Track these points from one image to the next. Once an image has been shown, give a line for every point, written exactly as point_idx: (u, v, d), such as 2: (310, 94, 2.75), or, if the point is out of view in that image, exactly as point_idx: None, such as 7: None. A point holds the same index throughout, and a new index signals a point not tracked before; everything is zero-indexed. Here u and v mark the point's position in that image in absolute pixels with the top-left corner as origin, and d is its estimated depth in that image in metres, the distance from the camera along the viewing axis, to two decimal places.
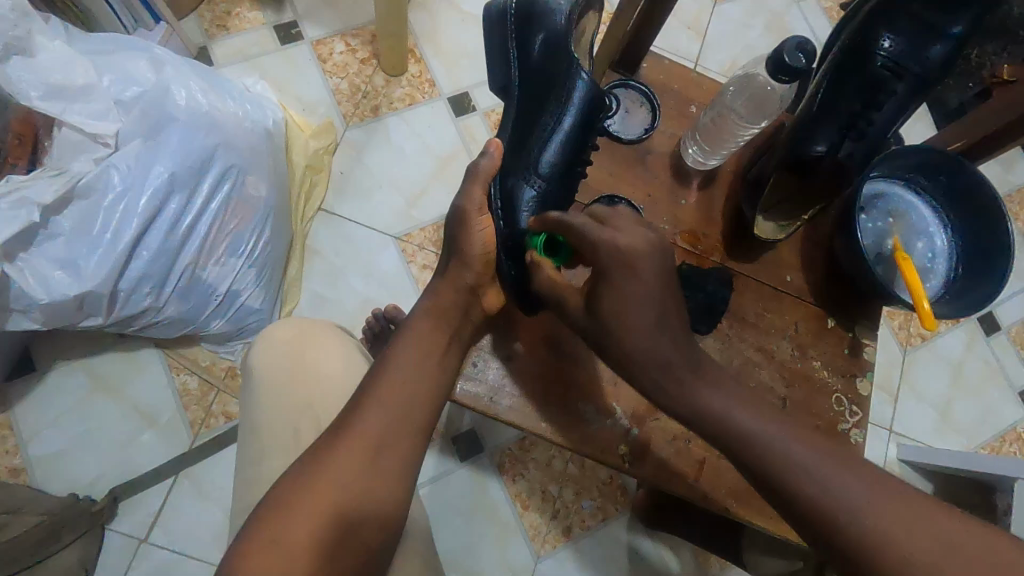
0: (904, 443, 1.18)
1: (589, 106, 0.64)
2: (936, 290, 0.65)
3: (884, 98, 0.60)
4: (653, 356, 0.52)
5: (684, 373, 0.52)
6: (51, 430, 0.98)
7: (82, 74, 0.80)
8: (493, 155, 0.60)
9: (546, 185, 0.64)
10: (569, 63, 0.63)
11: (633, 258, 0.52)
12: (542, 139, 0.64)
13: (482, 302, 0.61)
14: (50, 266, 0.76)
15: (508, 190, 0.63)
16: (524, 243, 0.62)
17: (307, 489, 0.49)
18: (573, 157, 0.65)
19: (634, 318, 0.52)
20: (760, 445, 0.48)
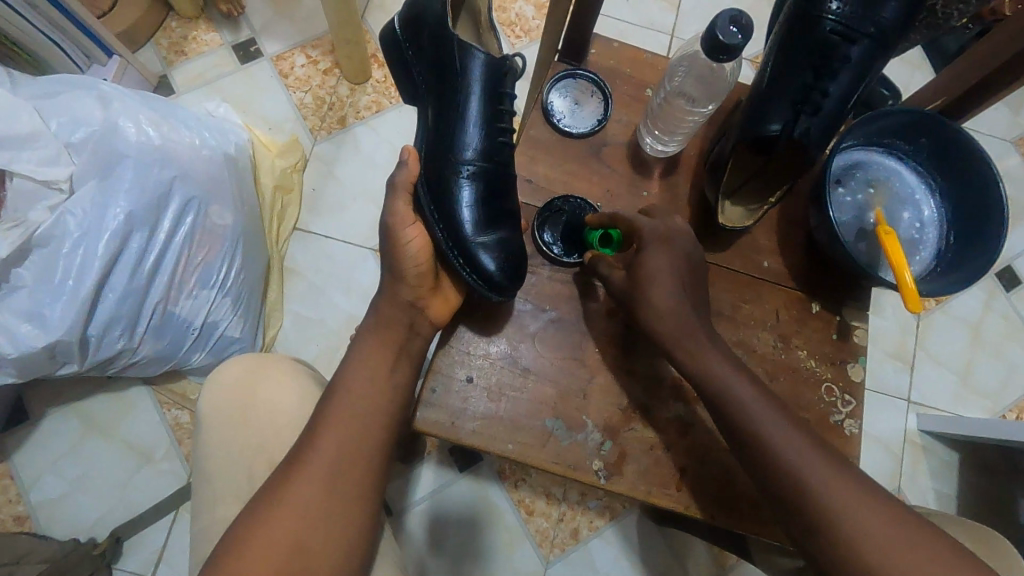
0: (923, 413, 1.12)
1: (487, 76, 0.60)
2: (927, 263, 0.60)
3: (836, 68, 0.49)
4: (678, 320, 0.53)
5: (703, 339, 0.53)
6: (50, 476, 0.99)
7: (27, 121, 0.78)
8: (407, 163, 0.59)
9: (478, 167, 0.60)
10: (455, 44, 0.60)
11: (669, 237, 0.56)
12: (457, 127, 0.60)
13: (427, 315, 0.58)
14: (16, 319, 0.76)
15: (438, 192, 0.59)
16: (470, 236, 0.58)
17: (256, 534, 0.47)
18: (497, 131, 0.61)
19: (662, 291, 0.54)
20: (759, 422, 0.50)
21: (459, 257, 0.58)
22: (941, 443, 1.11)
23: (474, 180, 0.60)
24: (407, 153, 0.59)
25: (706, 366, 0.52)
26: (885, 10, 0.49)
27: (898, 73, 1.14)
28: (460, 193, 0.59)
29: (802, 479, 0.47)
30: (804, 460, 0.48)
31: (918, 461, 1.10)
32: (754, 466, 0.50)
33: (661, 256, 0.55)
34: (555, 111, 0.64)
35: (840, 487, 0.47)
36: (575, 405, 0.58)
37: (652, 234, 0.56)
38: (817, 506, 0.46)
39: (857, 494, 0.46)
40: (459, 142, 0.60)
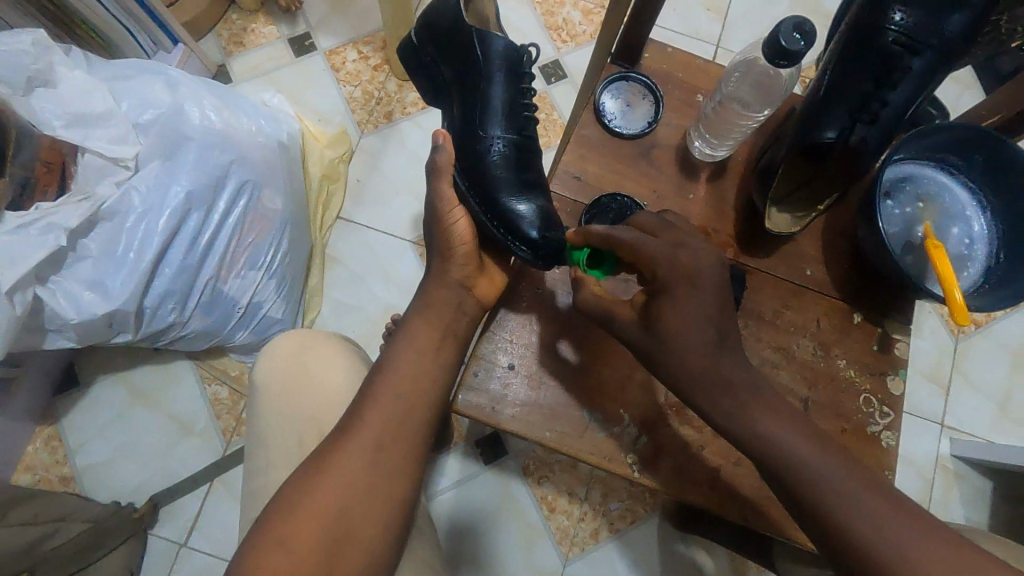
0: (957, 438, 1.09)
1: (507, 54, 0.63)
2: (975, 278, 0.60)
3: (897, 78, 0.50)
4: (707, 366, 0.50)
5: (736, 386, 0.51)
6: (95, 440, 1.03)
7: (101, 101, 0.83)
8: (442, 146, 0.61)
9: (509, 145, 0.63)
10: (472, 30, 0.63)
11: (691, 270, 0.51)
12: (481, 107, 0.64)
13: (476, 294, 0.61)
14: (80, 287, 0.80)
15: (472, 170, 0.62)
16: (510, 208, 0.61)
17: (307, 495, 0.50)
18: (520, 105, 0.65)
19: (689, 336, 0.50)
20: (802, 470, 0.47)
21: (502, 229, 0.61)
22: (976, 471, 1.09)
23: (505, 152, 0.63)
24: (440, 137, 0.61)
25: (739, 418, 0.50)
26: (948, 22, 0.49)
27: (949, 91, 1.13)
28: (492, 166, 0.62)
29: (853, 527, 0.44)
30: (856, 509, 0.45)
31: (950, 486, 1.08)
32: (803, 515, 0.47)
33: (679, 297, 0.51)
34: (606, 112, 0.66)
35: (903, 535, 0.43)
36: (613, 399, 0.60)
37: (671, 274, 0.51)
38: (880, 564, 0.43)
39: (924, 541, 0.43)
40: (487, 120, 0.63)
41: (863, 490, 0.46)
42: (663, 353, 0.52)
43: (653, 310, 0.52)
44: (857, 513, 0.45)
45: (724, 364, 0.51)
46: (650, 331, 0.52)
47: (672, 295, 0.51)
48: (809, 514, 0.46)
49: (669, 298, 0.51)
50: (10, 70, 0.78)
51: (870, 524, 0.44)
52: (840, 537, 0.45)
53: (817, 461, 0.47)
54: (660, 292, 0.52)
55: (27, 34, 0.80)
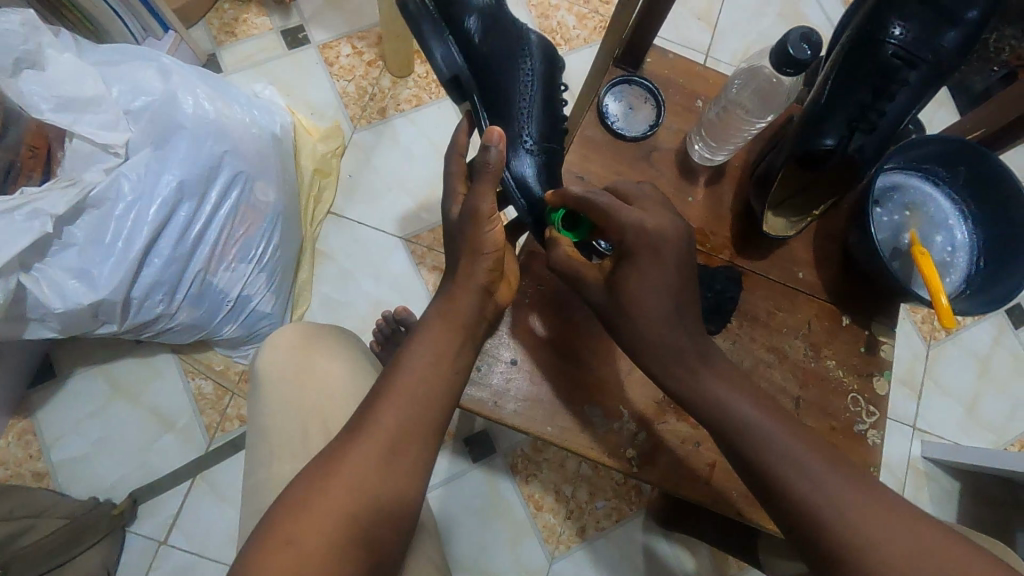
0: (928, 440, 1.14)
1: (542, 62, 0.71)
2: (957, 284, 0.63)
3: (896, 89, 0.52)
4: (664, 338, 0.53)
5: (692, 359, 0.53)
6: (71, 435, 1.00)
7: (91, 86, 0.81)
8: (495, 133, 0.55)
9: (542, 136, 0.68)
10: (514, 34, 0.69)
11: (659, 243, 0.52)
12: (520, 102, 0.69)
13: (495, 299, 0.59)
14: (65, 275, 0.78)
15: (512, 156, 0.66)
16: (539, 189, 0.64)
17: (313, 490, 0.50)
18: (551, 106, 0.71)
19: (652, 308, 0.52)
20: (751, 435, 0.49)
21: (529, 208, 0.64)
22: (945, 472, 1.13)
23: (540, 143, 0.67)
24: (496, 133, 0.54)
25: (694, 388, 0.52)
26: (943, 39, 0.52)
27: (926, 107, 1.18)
28: (530, 153, 0.66)
29: (797, 485, 0.47)
30: (799, 470, 0.47)
31: (921, 487, 1.12)
32: (750, 476, 0.50)
33: (643, 266, 0.52)
34: (610, 114, 0.67)
35: (842, 494, 0.46)
36: (613, 395, 0.61)
37: (637, 241, 0.52)
38: (821, 519, 0.45)
39: (860, 500, 0.45)
40: (524, 113, 0.68)
41: (806, 451, 0.48)
42: (625, 323, 0.54)
43: (619, 277, 0.53)
44: (803, 473, 0.47)
45: (682, 336, 0.53)
46: (612, 298, 0.54)
47: (636, 263, 0.52)
48: (756, 476, 0.49)
49: (633, 267, 0.52)
50: None
51: (811, 483, 0.47)
52: (784, 497, 0.47)
53: (764, 425, 0.50)
54: (627, 260, 0.53)
55: (16, 13, 0.77)
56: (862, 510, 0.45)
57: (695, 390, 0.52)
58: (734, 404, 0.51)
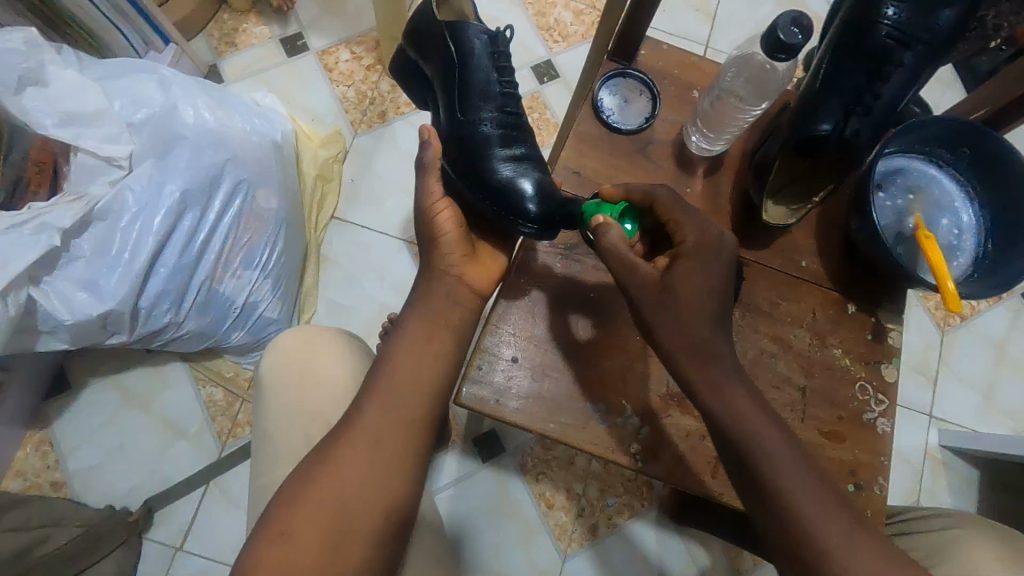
0: (945, 428, 1.12)
1: (486, 48, 0.66)
2: (965, 267, 0.62)
3: (890, 71, 0.52)
4: (702, 341, 0.51)
5: (725, 365, 0.51)
6: (87, 445, 1.02)
7: (94, 100, 0.82)
8: (430, 142, 0.62)
9: (501, 133, 0.65)
10: (453, 30, 0.66)
11: (711, 253, 0.53)
12: (472, 102, 0.66)
13: (466, 282, 0.62)
14: (73, 287, 0.79)
15: (471, 160, 0.63)
16: (505, 186, 0.62)
17: (310, 489, 0.50)
18: (505, 97, 0.67)
19: (693, 306, 0.51)
20: (771, 458, 0.49)
21: (496, 209, 0.62)
22: (963, 460, 1.11)
23: (498, 140, 0.64)
24: (427, 132, 0.62)
25: (725, 397, 0.50)
26: (937, 18, 0.51)
27: (931, 90, 1.16)
28: (489, 154, 0.63)
29: (800, 510, 0.47)
30: (815, 500, 0.47)
31: (939, 476, 1.10)
32: (750, 489, 0.50)
33: (699, 266, 0.52)
34: (604, 108, 0.67)
35: (848, 534, 0.46)
36: (615, 391, 0.60)
37: (697, 245, 0.53)
38: (814, 544, 0.46)
39: (863, 541, 0.46)
40: (477, 114, 0.65)
41: (818, 485, 0.48)
42: (660, 317, 0.51)
43: (673, 272, 0.52)
44: (805, 499, 0.47)
45: (717, 343, 0.52)
46: (661, 287, 0.52)
47: (693, 263, 0.52)
48: (770, 502, 0.48)
49: (687, 265, 0.52)
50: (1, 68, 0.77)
51: (816, 512, 0.47)
52: (795, 526, 0.47)
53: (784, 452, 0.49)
54: (682, 258, 0.53)
55: (18, 32, 0.78)
56: (855, 544, 0.46)
57: (723, 396, 0.50)
58: (757, 422, 0.50)
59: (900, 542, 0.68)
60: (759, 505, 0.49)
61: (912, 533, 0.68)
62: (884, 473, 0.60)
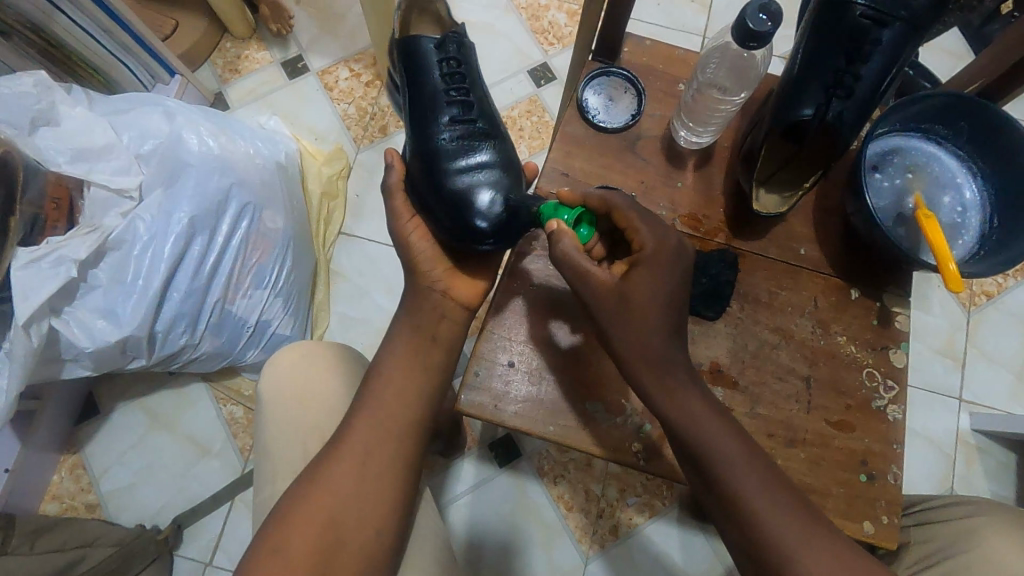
0: (977, 411, 1.08)
1: (443, 64, 0.69)
2: (970, 246, 0.60)
3: (869, 49, 0.52)
4: (659, 354, 0.52)
5: (680, 371, 0.52)
6: (117, 467, 1.06)
7: (102, 135, 0.86)
8: (394, 164, 0.67)
9: (459, 144, 0.66)
10: (410, 50, 0.69)
11: (662, 254, 0.52)
12: (433, 116, 0.68)
13: (453, 297, 0.64)
14: (93, 316, 0.83)
15: (429, 174, 0.64)
16: (461, 198, 0.62)
17: (309, 501, 0.51)
18: (465, 109, 0.68)
19: (644, 312, 0.51)
20: (726, 465, 0.49)
21: (453, 220, 0.62)
22: (997, 444, 1.07)
23: (456, 151, 0.65)
24: (390, 156, 0.67)
25: (686, 414, 0.51)
26: None
27: (939, 63, 1.13)
28: (446, 166, 0.64)
29: (755, 511, 0.48)
30: (767, 504, 0.48)
31: (973, 462, 1.06)
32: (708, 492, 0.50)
33: (654, 276, 0.52)
34: (590, 108, 0.67)
35: (807, 533, 0.47)
36: (613, 390, 0.60)
37: (655, 253, 0.53)
38: (771, 548, 0.46)
39: (816, 538, 0.46)
40: (436, 127, 0.67)
41: (782, 490, 0.49)
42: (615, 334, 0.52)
43: (627, 279, 0.52)
44: (760, 499, 0.48)
45: (673, 351, 0.52)
46: (614, 297, 0.52)
47: (650, 270, 0.52)
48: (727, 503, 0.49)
49: (642, 274, 0.52)
50: (14, 112, 0.81)
51: (771, 513, 0.47)
52: (747, 530, 0.48)
53: (750, 462, 0.49)
54: (639, 264, 0.52)
55: (28, 76, 0.83)
56: (809, 542, 0.46)
57: (675, 408, 0.51)
58: (712, 430, 0.50)
59: (919, 531, 0.67)
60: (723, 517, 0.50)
61: (931, 522, 0.67)
62: (897, 461, 0.59)
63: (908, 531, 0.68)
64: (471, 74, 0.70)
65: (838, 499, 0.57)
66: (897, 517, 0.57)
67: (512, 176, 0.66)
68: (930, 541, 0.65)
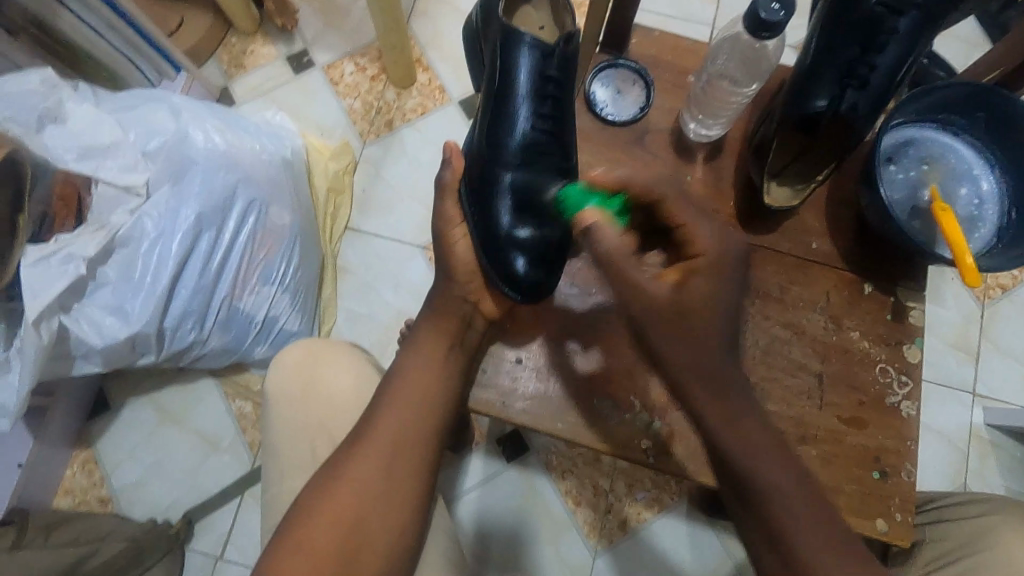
0: (990, 406, 1.06)
1: (536, 73, 0.62)
2: (987, 239, 0.59)
3: (884, 39, 0.52)
4: (697, 356, 0.54)
5: (728, 371, 0.55)
6: (128, 462, 1.06)
7: (109, 132, 0.86)
8: (452, 161, 0.62)
9: (522, 171, 0.63)
10: (510, 44, 0.62)
11: (719, 261, 0.55)
12: (508, 128, 0.63)
13: (481, 310, 0.62)
14: (102, 313, 0.83)
15: (484, 192, 0.62)
16: (507, 233, 0.61)
17: (324, 498, 0.51)
18: (545, 133, 0.63)
19: (704, 330, 0.53)
20: (748, 455, 0.53)
21: (492, 250, 0.61)
22: (1011, 438, 1.06)
23: (517, 181, 0.62)
24: (450, 151, 0.62)
25: (750, 449, 0.53)
26: None
27: (954, 51, 1.10)
28: (503, 193, 0.62)
29: (773, 499, 0.52)
30: (781, 493, 0.52)
31: (986, 457, 1.05)
32: (724, 473, 0.55)
33: (716, 280, 0.54)
34: (597, 101, 0.66)
35: (811, 519, 0.51)
36: (624, 387, 0.60)
37: (714, 259, 0.55)
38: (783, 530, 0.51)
39: (819, 529, 0.51)
40: (508, 143, 0.63)
41: (790, 476, 0.53)
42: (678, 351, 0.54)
43: (683, 289, 0.54)
44: (773, 489, 0.52)
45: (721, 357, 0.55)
46: (681, 310, 0.54)
47: (708, 279, 0.54)
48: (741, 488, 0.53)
49: (702, 280, 0.54)
50: (22, 110, 0.81)
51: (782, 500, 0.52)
52: (762, 511, 0.52)
53: (768, 464, 0.53)
54: (697, 273, 0.54)
55: (36, 74, 0.83)
56: (810, 529, 0.51)
57: (722, 412, 0.54)
58: (744, 425, 0.54)
59: (931, 530, 0.66)
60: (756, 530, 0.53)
61: (946, 519, 0.66)
62: (911, 458, 0.58)
63: (919, 529, 0.67)
64: (566, 92, 0.63)
65: (852, 496, 0.57)
66: (910, 515, 0.56)
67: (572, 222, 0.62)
68: (944, 539, 0.64)
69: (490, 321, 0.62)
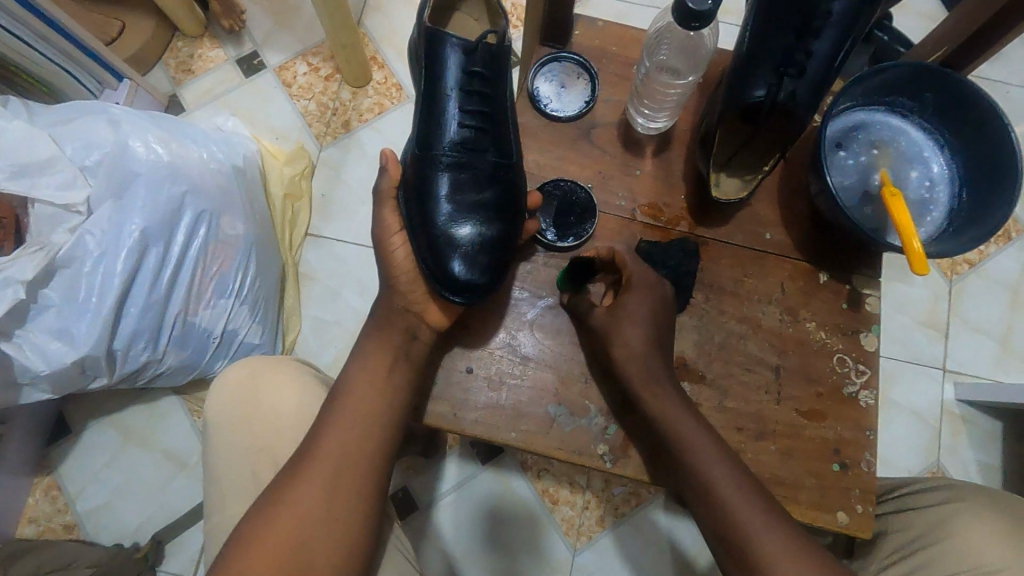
0: (961, 382, 1.06)
1: (464, 70, 0.60)
2: (939, 222, 0.58)
3: (819, 23, 0.50)
4: (643, 357, 0.54)
5: (660, 377, 0.54)
6: (92, 486, 1.04)
7: (43, 149, 0.82)
8: (388, 170, 0.60)
9: (457, 173, 0.59)
10: (433, 43, 0.59)
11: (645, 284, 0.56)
12: (440, 129, 0.60)
13: (426, 320, 0.58)
14: (47, 338, 0.80)
15: (419, 196, 0.58)
16: (446, 236, 0.57)
17: (268, 524, 0.49)
18: (479, 131, 0.60)
19: (633, 331, 0.54)
20: (700, 459, 0.51)
21: (431, 256, 0.57)
22: (984, 413, 1.06)
23: (453, 182, 0.59)
24: (386, 158, 0.60)
25: (691, 444, 0.51)
26: None
27: (913, 27, 1.09)
28: (440, 196, 0.58)
29: (731, 507, 0.49)
30: (738, 500, 0.49)
31: (958, 434, 1.05)
32: (686, 482, 0.52)
33: (645, 297, 0.55)
34: (541, 97, 0.64)
35: (772, 529, 0.48)
36: (578, 391, 0.59)
37: (641, 278, 0.56)
38: (749, 543, 0.48)
39: (781, 534, 0.48)
40: (443, 145, 0.60)
41: (745, 481, 0.51)
42: (621, 354, 0.54)
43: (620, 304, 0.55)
44: (726, 497, 0.50)
45: (657, 364, 0.54)
46: (612, 321, 0.55)
47: (638, 297, 0.55)
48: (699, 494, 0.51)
49: (634, 296, 0.55)
50: None
51: (738, 508, 0.49)
52: (726, 523, 0.49)
53: (720, 470, 0.50)
54: (628, 293, 0.55)
55: None
56: (769, 537, 0.48)
57: (661, 418, 0.53)
58: (689, 430, 0.52)
59: (895, 518, 0.65)
60: (708, 528, 0.51)
61: (909, 508, 0.65)
62: (870, 448, 0.57)
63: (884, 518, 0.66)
64: (502, 86, 0.61)
65: (812, 490, 0.56)
66: (872, 506, 0.55)
67: (516, 220, 0.59)
68: (906, 528, 0.64)
69: (440, 332, 0.59)
